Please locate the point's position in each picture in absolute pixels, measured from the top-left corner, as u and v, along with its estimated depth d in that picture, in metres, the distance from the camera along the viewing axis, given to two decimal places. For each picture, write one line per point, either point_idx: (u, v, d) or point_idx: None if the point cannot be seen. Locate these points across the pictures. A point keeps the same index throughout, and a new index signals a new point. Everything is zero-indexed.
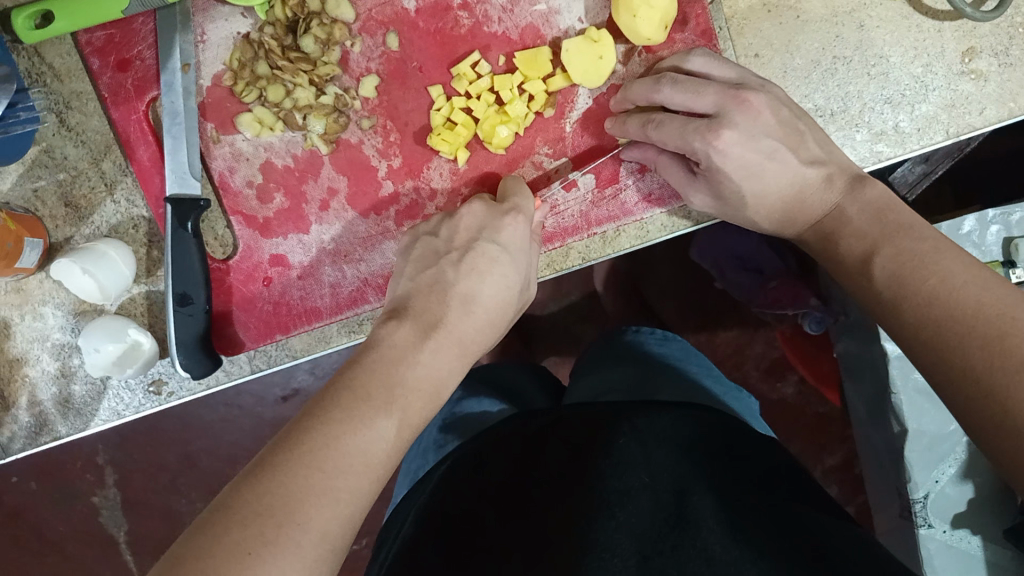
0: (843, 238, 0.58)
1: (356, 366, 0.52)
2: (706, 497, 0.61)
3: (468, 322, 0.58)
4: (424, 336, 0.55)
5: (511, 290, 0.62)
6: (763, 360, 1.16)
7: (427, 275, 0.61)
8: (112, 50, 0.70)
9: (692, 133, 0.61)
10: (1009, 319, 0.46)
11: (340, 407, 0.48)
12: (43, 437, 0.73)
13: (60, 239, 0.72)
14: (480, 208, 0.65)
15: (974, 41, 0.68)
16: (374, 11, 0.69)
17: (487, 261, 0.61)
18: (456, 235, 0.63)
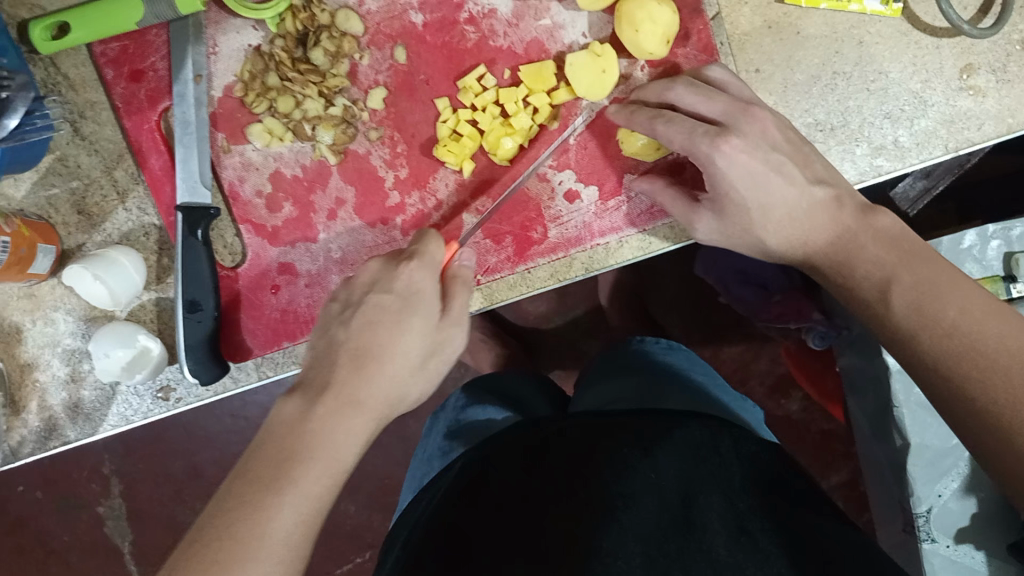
0: (858, 265, 0.60)
1: (258, 446, 0.54)
2: (712, 498, 0.63)
3: (359, 379, 0.56)
4: (311, 405, 0.55)
5: (409, 341, 0.58)
6: (767, 377, 1.17)
7: (323, 340, 0.59)
8: (126, 61, 0.72)
9: (700, 135, 0.62)
10: (1009, 341, 0.52)
11: (234, 498, 0.51)
12: (52, 441, 0.74)
13: (73, 246, 0.73)
14: (376, 262, 0.62)
15: (972, 57, 0.69)
16: (383, 25, 0.70)
17: (377, 312, 0.58)
18: (353, 290, 0.60)
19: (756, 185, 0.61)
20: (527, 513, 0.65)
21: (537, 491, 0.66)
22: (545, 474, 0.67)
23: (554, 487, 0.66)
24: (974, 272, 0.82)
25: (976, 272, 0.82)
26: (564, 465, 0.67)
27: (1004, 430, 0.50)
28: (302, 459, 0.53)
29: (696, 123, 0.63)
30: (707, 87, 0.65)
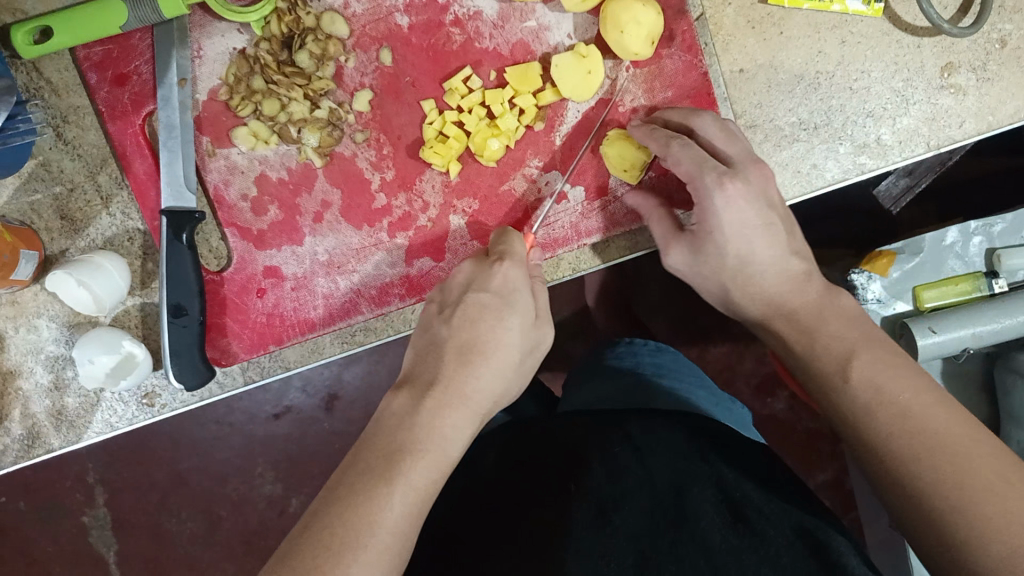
0: (821, 336, 0.56)
1: (367, 442, 0.52)
2: (705, 489, 0.62)
3: (466, 374, 0.54)
4: (418, 399, 0.53)
5: (511, 337, 0.57)
6: (753, 377, 1.18)
7: (424, 339, 0.58)
8: (110, 65, 0.71)
9: (708, 170, 0.61)
10: (977, 449, 0.46)
11: (347, 486, 0.48)
12: (36, 449, 0.73)
13: (56, 252, 0.72)
14: (468, 264, 0.61)
15: (953, 56, 0.70)
16: (368, 27, 0.70)
17: (478, 310, 0.57)
18: (450, 292, 0.59)
19: (741, 235, 0.60)
20: (516, 514, 0.64)
21: (526, 493, 0.66)
22: (534, 478, 0.67)
23: (544, 490, 0.66)
24: (957, 268, 0.83)
25: (958, 268, 0.83)
26: (553, 470, 0.67)
27: (969, 529, 0.43)
28: (411, 449, 0.50)
29: (707, 157, 0.62)
30: (732, 127, 0.65)
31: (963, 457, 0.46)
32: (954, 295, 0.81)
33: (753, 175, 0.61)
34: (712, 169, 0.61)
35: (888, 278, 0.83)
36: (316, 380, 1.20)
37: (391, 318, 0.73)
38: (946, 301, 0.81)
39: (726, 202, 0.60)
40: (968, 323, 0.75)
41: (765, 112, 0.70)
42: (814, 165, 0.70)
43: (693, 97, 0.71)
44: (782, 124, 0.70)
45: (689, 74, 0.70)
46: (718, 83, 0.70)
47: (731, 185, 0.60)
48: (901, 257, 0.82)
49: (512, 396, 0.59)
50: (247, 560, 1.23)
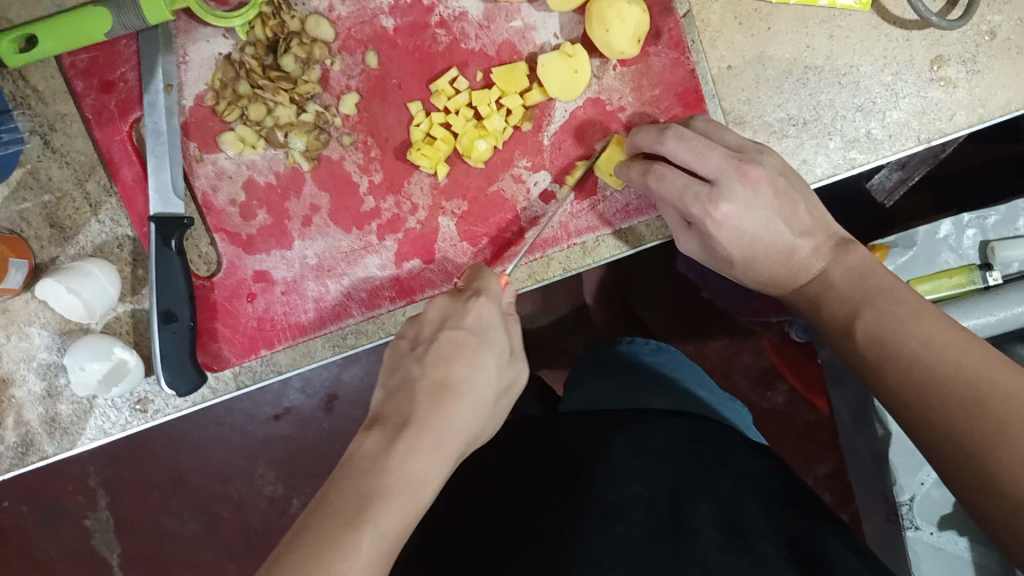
0: (826, 301, 0.59)
1: (334, 486, 0.50)
2: (704, 505, 0.64)
3: (445, 414, 0.54)
4: (390, 441, 0.52)
5: (486, 376, 0.57)
6: (752, 370, 1.17)
7: (396, 377, 0.58)
8: (96, 72, 0.71)
9: (691, 198, 0.62)
10: (988, 380, 0.47)
11: (314, 530, 0.46)
12: (30, 456, 0.73)
13: (46, 260, 0.72)
14: (442, 298, 0.61)
15: (942, 49, 0.70)
16: (353, 30, 0.70)
17: (452, 347, 0.58)
18: (422, 331, 0.60)
19: (743, 246, 0.62)
20: (521, 521, 0.66)
21: (530, 505, 0.67)
22: (541, 488, 0.68)
23: (550, 504, 0.66)
24: (950, 262, 0.83)
25: (953, 261, 0.83)
26: (558, 476, 0.68)
27: (986, 471, 0.45)
28: (378, 494, 0.49)
29: (688, 183, 0.62)
30: (699, 139, 0.63)
31: (974, 395, 0.47)
32: (947, 288, 0.81)
33: (735, 173, 0.61)
34: (698, 190, 0.62)
35: None
36: (315, 381, 1.20)
37: (381, 320, 0.72)
38: (939, 294, 0.81)
39: (718, 209, 0.61)
40: (962, 315, 0.75)
41: (754, 108, 0.70)
42: (805, 161, 0.70)
43: (681, 94, 0.70)
44: (771, 120, 0.70)
45: (676, 72, 0.70)
46: (706, 80, 0.70)
47: (721, 207, 0.61)
48: (894, 252, 0.82)
49: (487, 433, 0.60)
50: (249, 560, 1.23)
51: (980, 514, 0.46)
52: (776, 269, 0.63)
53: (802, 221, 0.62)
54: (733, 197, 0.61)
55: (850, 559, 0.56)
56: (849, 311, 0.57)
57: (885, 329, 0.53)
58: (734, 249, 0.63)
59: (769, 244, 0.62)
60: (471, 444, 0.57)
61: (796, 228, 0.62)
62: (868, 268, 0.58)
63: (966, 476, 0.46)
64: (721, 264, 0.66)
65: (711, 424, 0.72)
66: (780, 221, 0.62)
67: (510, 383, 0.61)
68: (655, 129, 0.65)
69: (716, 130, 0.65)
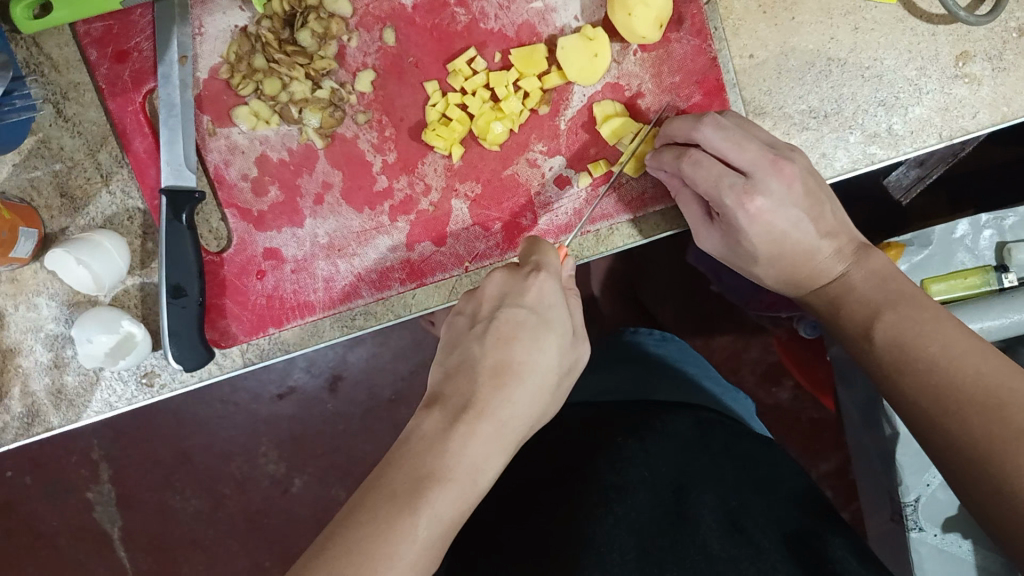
0: (848, 303, 0.59)
1: (392, 463, 0.51)
2: (705, 494, 0.64)
3: (504, 396, 0.54)
4: (451, 422, 0.53)
5: (547, 357, 0.57)
6: (759, 365, 1.16)
7: (454, 357, 0.57)
8: (110, 41, 0.70)
9: (726, 187, 0.61)
10: (1007, 390, 0.47)
11: (370, 512, 0.47)
12: (35, 427, 0.73)
13: (55, 230, 0.72)
14: (500, 275, 0.60)
15: (968, 45, 0.69)
16: (371, 6, 0.69)
17: (513, 326, 0.57)
18: (479, 308, 0.59)
19: (769, 239, 0.61)
20: (531, 512, 0.66)
21: (540, 496, 0.67)
22: (548, 477, 0.69)
23: (554, 496, 0.66)
24: (966, 262, 0.82)
25: (968, 262, 0.82)
26: (563, 467, 0.68)
27: (1002, 476, 0.44)
28: (436, 476, 0.50)
29: (723, 172, 0.61)
30: (737, 131, 0.61)
31: (994, 403, 0.46)
32: (962, 289, 0.80)
33: (770, 167, 0.60)
34: (733, 180, 0.60)
35: None
36: (321, 361, 1.20)
37: (391, 302, 0.72)
38: (954, 294, 0.80)
39: (753, 203, 0.60)
40: (977, 316, 0.75)
41: (774, 99, 0.69)
42: (824, 154, 0.69)
43: (701, 83, 0.69)
44: (792, 112, 0.69)
45: (697, 59, 0.69)
46: (727, 69, 0.69)
47: (757, 201, 0.60)
48: (909, 250, 0.81)
49: (548, 416, 0.60)
50: (249, 538, 1.22)
51: (994, 521, 0.45)
52: (796, 269, 0.62)
53: (828, 222, 0.62)
54: (768, 191, 0.60)
55: (850, 559, 0.58)
56: (868, 313, 0.56)
57: (905, 333, 0.53)
58: (760, 245, 0.62)
59: (794, 241, 0.61)
60: (531, 428, 0.57)
61: (822, 228, 0.61)
62: (889, 272, 0.58)
63: (978, 482, 0.46)
64: (745, 262, 0.65)
65: (719, 416, 0.72)
66: (806, 217, 0.61)
67: (573, 365, 0.60)
68: (690, 118, 0.63)
69: (750, 126, 0.63)
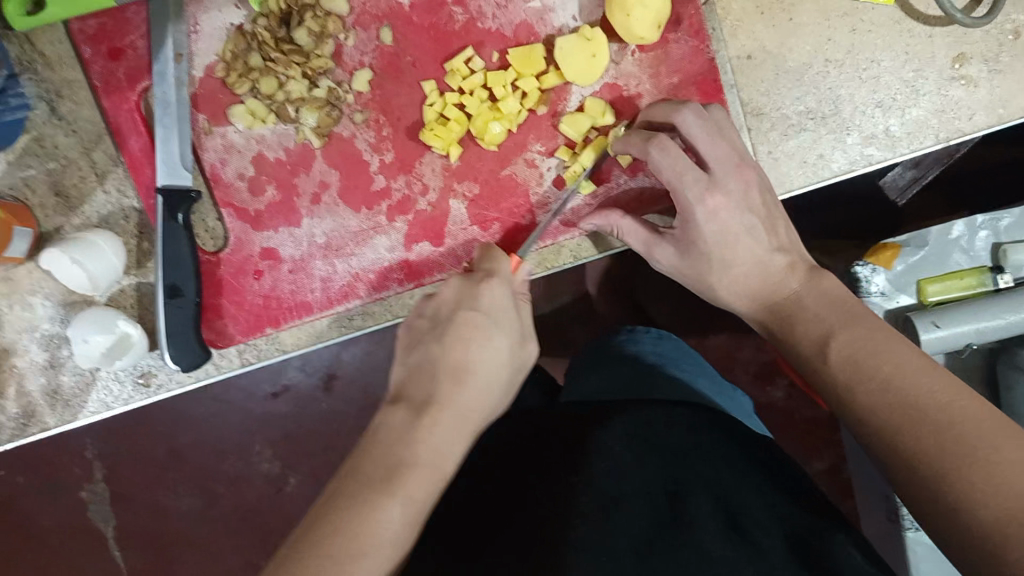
0: (799, 321, 0.59)
1: (364, 455, 0.54)
2: (701, 495, 0.64)
3: (463, 392, 0.59)
4: (417, 416, 0.56)
5: (502, 355, 0.62)
6: (752, 365, 1.17)
7: (415, 356, 0.62)
8: (105, 38, 0.70)
9: (689, 181, 0.62)
10: (958, 407, 0.47)
11: (346, 498, 0.51)
12: (31, 428, 0.73)
13: (51, 229, 0.71)
14: (455, 282, 0.64)
15: (965, 47, 0.69)
16: (369, 5, 0.69)
17: (471, 329, 0.61)
18: (437, 312, 0.63)
19: (724, 243, 0.63)
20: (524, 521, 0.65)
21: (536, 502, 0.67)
22: (546, 482, 0.68)
23: (551, 503, 0.66)
24: (962, 263, 0.82)
25: (964, 263, 0.82)
26: (558, 473, 0.68)
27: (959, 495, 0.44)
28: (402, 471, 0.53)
29: (687, 167, 0.62)
30: (714, 126, 0.63)
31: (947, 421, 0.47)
32: (957, 290, 0.80)
33: (732, 168, 0.62)
34: (696, 175, 0.62)
35: (891, 272, 0.82)
36: (314, 360, 1.20)
37: (388, 303, 0.72)
38: (948, 295, 0.81)
39: (712, 197, 0.62)
40: (972, 317, 0.76)
41: (772, 101, 0.69)
42: (821, 156, 0.69)
43: (700, 84, 0.69)
44: (789, 113, 0.69)
45: (696, 60, 0.69)
46: (725, 69, 0.69)
47: (715, 197, 0.62)
48: (905, 251, 0.82)
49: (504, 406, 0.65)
50: (245, 537, 1.22)
51: (950, 539, 0.45)
52: (750, 282, 0.63)
53: (781, 239, 0.64)
54: (726, 190, 0.62)
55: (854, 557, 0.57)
56: (821, 333, 0.57)
57: (858, 353, 0.53)
58: (714, 248, 0.63)
59: (746, 249, 0.63)
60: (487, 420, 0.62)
61: (774, 243, 0.63)
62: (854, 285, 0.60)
63: (933, 500, 0.46)
64: (695, 277, 0.66)
65: (714, 417, 0.73)
66: (762, 229, 0.63)
67: (522, 363, 0.66)
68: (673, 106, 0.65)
69: (730, 130, 0.65)
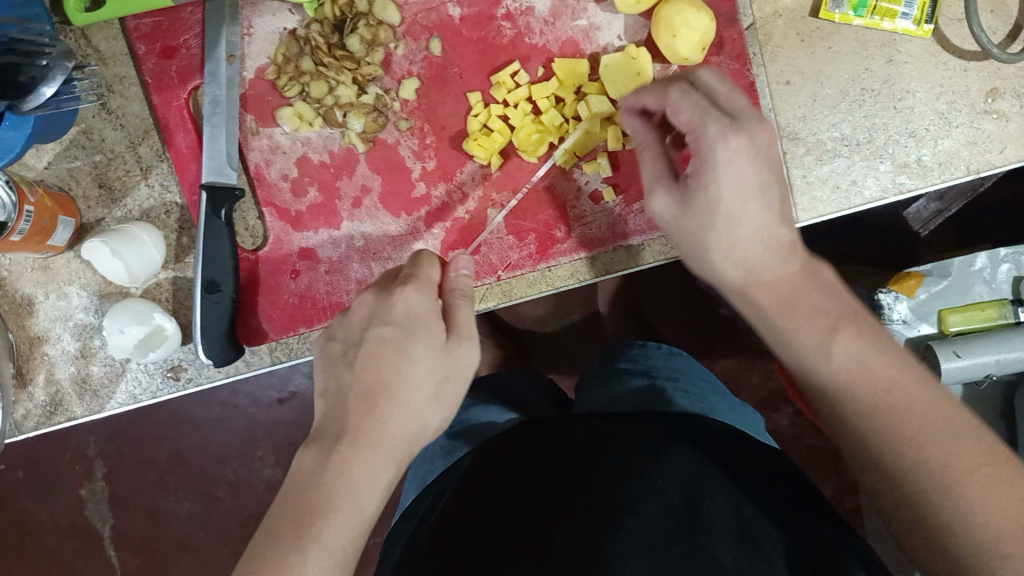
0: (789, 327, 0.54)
1: (281, 500, 0.51)
2: (716, 503, 0.65)
3: (379, 418, 0.52)
4: (325, 456, 0.51)
5: (417, 370, 0.54)
6: (760, 391, 1.17)
7: (329, 379, 0.55)
8: (159, 37, 0.71)
9: (712, 118, 0.52)
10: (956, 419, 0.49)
11: (257, 556, 0.48)
12: (57, 416, 0.73)
13: (91, 221, 0.72)
14: (370, 296, 0.57)
15: (998, 82, 0.71)
16: (419, 16, 0.70)
17: (382, 347, 0.54)
18: (352, 329, 0.56)
19: (738, 195, 0.53)
20: (537, 513, 0.66)
21: (549, 494, 0.68)
22: (562, 475, 0.69)
23: (567, 498, 0.67)
24: (983, 294, 0.83)
25: (985, 294, 0.83)
26: (575, 469, 0.69)
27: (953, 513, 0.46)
28: (323, 511, 0.50)
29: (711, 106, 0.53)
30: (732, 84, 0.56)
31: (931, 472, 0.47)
32: (979, 321, 0.81)
33: (756, 116, 0.53)
34: (720, 114, 0.52)
35: (914, 300, 0.83)
36: None
37: None
38: (970, 326, 0.81)
39: (735, 139, 0.52)
40: (994, 349, 0.77)
41: (809, 126, 0.71)
42: (854, 181, 0.71)
43: None
44: (824, 138, 0.71)
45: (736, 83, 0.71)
46: (764, 94, 0.71)
47: (738, 138, 0.52)
48: (928, 280, 0.83)
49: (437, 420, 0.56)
50: (242, 543, 1.21)
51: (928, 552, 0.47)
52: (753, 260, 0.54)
53: (786, 207, 0.55)
54: (751, 134, 0.52)
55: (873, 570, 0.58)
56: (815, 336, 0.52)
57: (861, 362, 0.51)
58: (725, 204, 0.53)
59: (755, 208, 0.53)
60: (414, 441, 0.55)
61: (782, 213, 0.54)
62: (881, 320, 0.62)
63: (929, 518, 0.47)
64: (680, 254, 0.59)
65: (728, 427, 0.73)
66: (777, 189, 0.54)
67: (448, 377, 0.56)
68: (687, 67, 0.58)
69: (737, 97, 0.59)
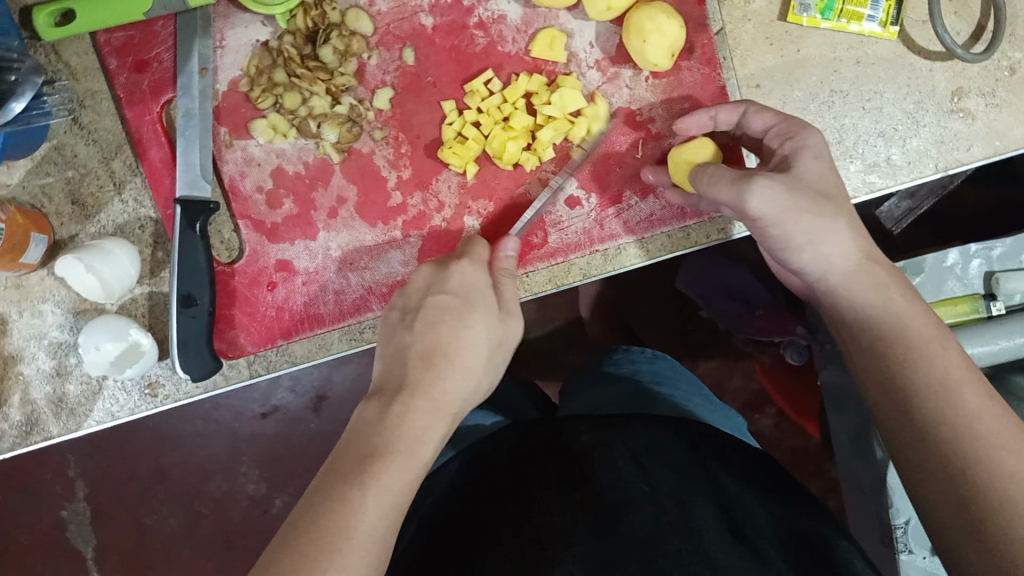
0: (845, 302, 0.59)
1: (340, 449, 0.52)
2: (706, 505, 0.63)
3: (442, 375, 0.56)
4: (387, 404, 0.54)
5: (476, 333, 0.59)
6: (741, 393, 1.19)
7: (390, 345, 0.59)
8: (131, 51, 0.71)
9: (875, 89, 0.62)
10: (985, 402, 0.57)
11: (320, 494, 0.49)
12: (33, 436, 0.72)
13: (65, 237, 0.71)
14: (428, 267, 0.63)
15: (963, 81, 0.72)
16: (392, 26, 0.71)
17: (440, 310, 0.59)
18: (413, 294, 0.62)
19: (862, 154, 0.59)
20: (522, 521, 0.64)
21: (533, 503, 0.66)
22: (545, 487, 0.67)
23: (552, 504, 0.65)
24: (956, 290, 0.85)
25: (957, 290, 0.85)
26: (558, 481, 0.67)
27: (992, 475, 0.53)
28: (379, 453, 0.51)
29: None
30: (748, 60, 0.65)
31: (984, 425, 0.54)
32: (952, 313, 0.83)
33: None
34: None
35: None
36: (304, 382, 1.17)
37: None
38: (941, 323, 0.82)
39: None
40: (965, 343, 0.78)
41: None
42: None
43: None
44: None
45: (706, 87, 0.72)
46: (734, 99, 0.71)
47: None
48: None
49: (485, 391, 0.61)
50: (226, 559, 1.21)
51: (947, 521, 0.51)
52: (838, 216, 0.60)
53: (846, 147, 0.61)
54: None
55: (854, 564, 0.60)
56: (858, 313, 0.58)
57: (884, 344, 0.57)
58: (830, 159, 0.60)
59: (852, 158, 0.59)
60: (466, 405, 0.59)
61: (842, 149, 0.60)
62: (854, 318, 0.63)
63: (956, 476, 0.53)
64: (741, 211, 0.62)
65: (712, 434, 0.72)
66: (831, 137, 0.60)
67: (504, 342, 0.62)
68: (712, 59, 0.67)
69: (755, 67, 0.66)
